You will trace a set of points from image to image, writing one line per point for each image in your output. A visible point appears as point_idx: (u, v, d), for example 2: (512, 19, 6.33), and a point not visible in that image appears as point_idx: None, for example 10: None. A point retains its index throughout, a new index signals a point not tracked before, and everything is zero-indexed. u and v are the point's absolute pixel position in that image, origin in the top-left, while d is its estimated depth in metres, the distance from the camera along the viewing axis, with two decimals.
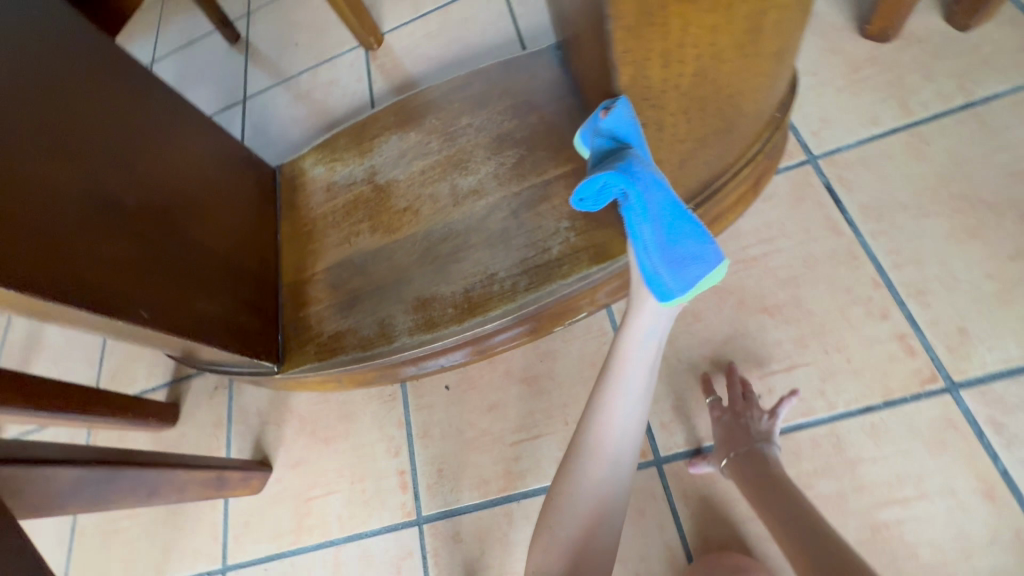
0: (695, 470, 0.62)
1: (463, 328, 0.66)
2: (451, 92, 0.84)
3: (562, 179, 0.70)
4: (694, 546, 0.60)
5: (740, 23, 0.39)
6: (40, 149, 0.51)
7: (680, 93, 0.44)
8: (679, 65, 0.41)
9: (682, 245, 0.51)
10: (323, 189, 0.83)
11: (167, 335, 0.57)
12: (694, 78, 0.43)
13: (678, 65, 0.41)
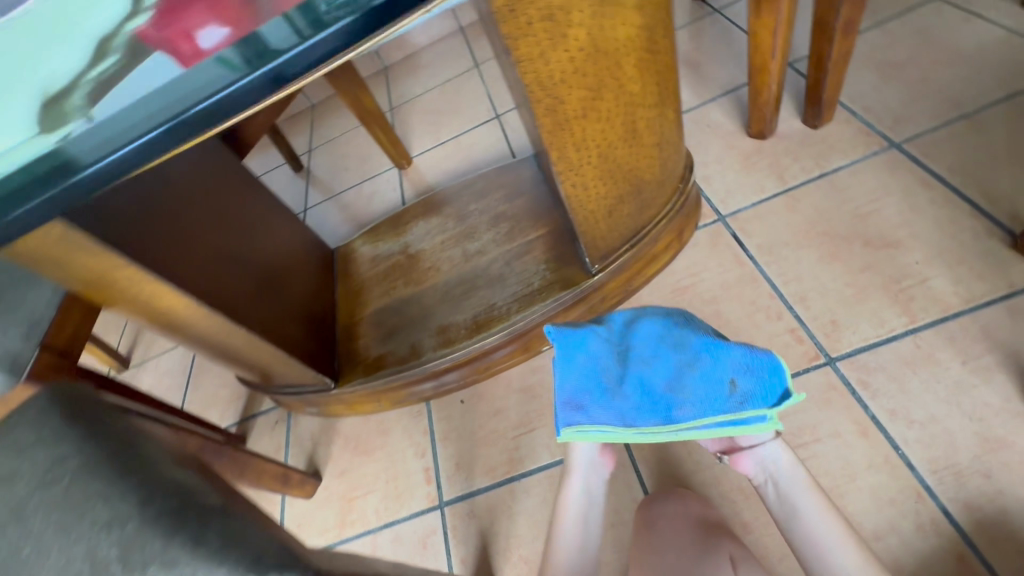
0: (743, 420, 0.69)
1: (472, 342, 0.91)
2: (462, 190, 1.17)
3: (540, 238, 0.99)
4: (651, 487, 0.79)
5: (614, 128, 0.70)
6: (204, 225, 0.82)
7: (594, 171, 0.74)
8: (587, 152, 0.70)
9: (582, 397, 0.68)
10: (370, 260, 1.14)
11: (266, 345, 0.83)
12: (599, 160, 0.73)
13: (586, 152, 0.70)
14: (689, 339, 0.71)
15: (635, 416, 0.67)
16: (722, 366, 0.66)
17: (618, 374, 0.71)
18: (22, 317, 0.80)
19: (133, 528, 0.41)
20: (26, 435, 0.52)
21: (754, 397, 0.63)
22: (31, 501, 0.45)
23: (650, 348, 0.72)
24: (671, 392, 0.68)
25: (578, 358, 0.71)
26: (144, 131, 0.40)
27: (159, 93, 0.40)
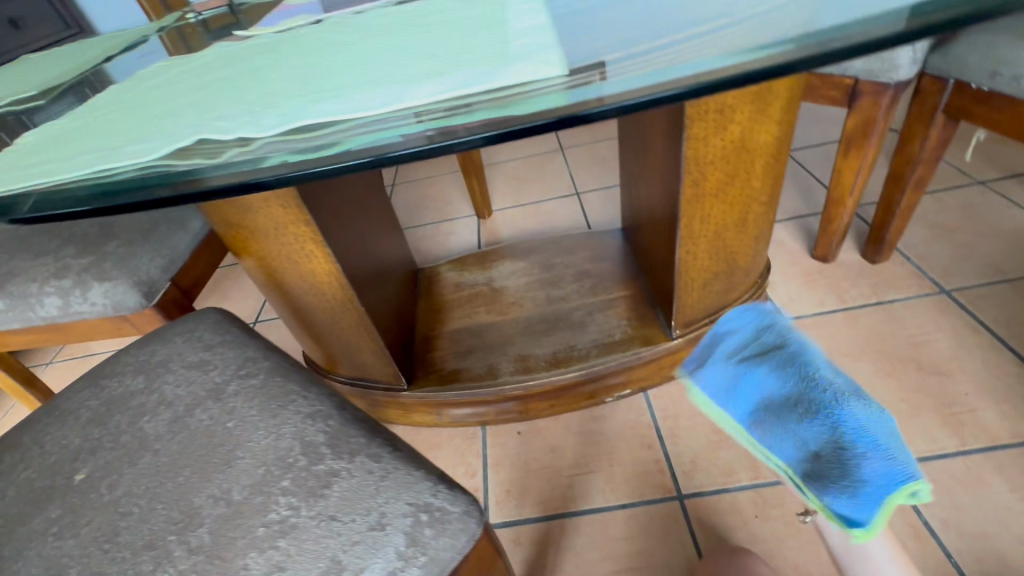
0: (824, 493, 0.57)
1: (550, 374, 0.97)
2: (549, 243, 1.28)
3: (623, 298, 1.08)
4: (703, 545, 0.82)
5: (733, 212, 0.82)
6: (354, 212, 0.92)
7: (706, 245, 0.85)
8: (707, 227, 0.82)
9: (708, 346, 0.59)
10: (454, 285, 1.22)
11: (371, 329, 0.90)
12: (713, 236, 0.84)
13: (707, 226, 0.82)
14: (848, 388, 0.47)
15: (722, 395, 0.52)
16: (833, 435, 0.44)
17: (751, 351, 0.53)
18: (163, 249, 0.85)
19: (337, 424, 0.46)
20: (212, 336, 0.58)
21: (824, 488, 0.43)
22: (231, 386, 0.50)
23: (802, 359, 0.50)
24: (765, 405, 0.49)
25: (733, 316, 0.59)
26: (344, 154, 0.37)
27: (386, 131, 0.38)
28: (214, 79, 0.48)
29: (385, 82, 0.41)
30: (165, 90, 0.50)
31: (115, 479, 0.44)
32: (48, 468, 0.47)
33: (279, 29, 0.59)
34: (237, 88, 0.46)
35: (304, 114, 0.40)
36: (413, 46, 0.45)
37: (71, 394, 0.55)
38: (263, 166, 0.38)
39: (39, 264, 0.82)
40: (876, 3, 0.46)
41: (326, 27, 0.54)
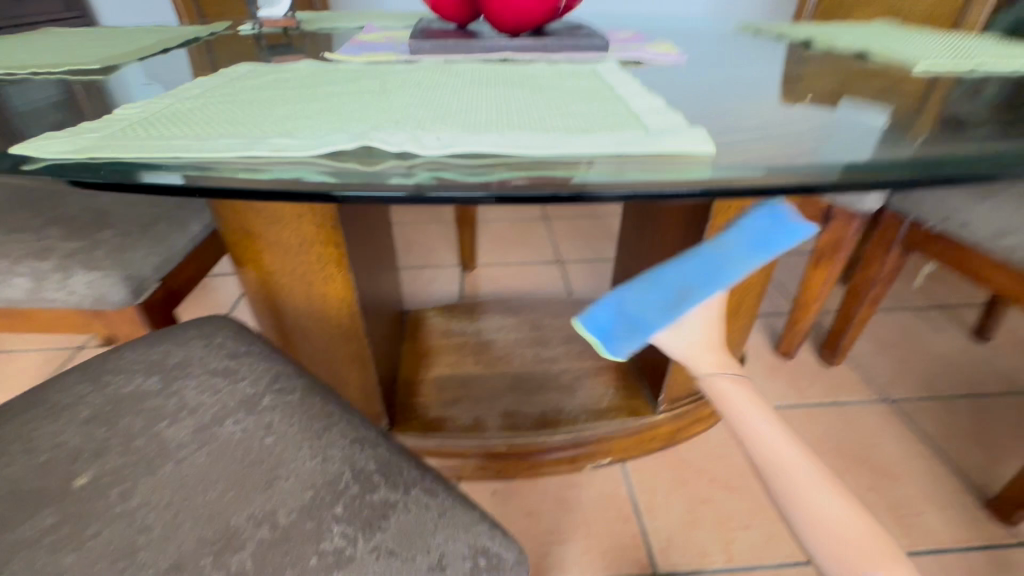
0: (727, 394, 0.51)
1: (538, 434, 0.96)
2: (538, 304, 1.31)
3: (610, 366, 1.11)
4: None
5: (732, 301, 0.89)
6: (369, 243, 0.91)
7: None
8: None
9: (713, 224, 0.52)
10: (441, 331, 1.21)
11: (368, 362, 0.87)
12: None
13: None
14: (678, 289, 0.45)
15: None
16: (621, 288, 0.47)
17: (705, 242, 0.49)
18: (160, 247, 0.79)
19: (386, 452, 0.43)
20: (237, 344, 0.54)
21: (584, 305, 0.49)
22: (265, 400, 0.47)
23: (693, 261, 0.46)
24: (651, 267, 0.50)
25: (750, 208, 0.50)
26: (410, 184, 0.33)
27: (469, 171, 0.35)
28: (313, 94, 0.46)
29: (508, 127, 0.39)
30: (252, 92, 0.46)
31: (129, 488, 0.39)
32: (39, 467, 0.40)
33: (369, 61, 0.60)
34: (342, 105, 0.43)
35: (413, 139, 0.37)
36: (534, 102, 0.45)
37: (64, 385, 0.48)
38: (356, 178, 0.34)
39: (16, 241, 0.74)
40: (920, 123, 0.53)
41: (430, 73, 0.54)
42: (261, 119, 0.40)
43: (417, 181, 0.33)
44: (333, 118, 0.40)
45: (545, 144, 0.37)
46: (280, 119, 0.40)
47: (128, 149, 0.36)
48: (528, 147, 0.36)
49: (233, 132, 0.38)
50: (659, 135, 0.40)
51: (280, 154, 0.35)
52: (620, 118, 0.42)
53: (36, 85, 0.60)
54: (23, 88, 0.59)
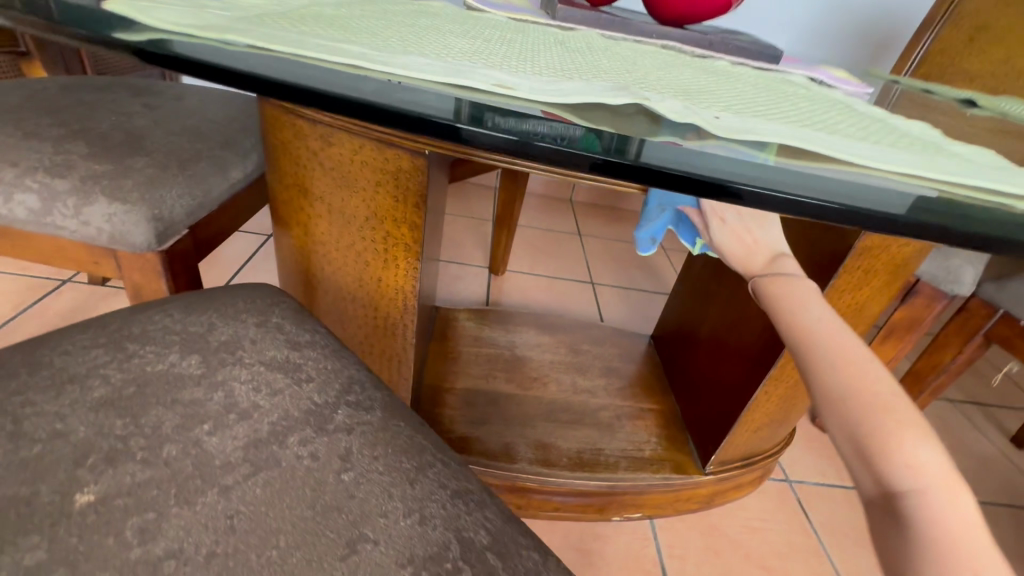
0: (780, 285, 0.43)
1: (573, 476, 0.84)
2: (577, 326, 1.20)
3: (652, 410, 1.00)
4: None
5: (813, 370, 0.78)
6: (434, 230, 0.78)
7: (773, 394, 0.79)
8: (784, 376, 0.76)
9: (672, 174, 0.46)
10: (472, 338, 1.10)
11: (406, 362, 0.74)
12: (784, 388, 0.78)
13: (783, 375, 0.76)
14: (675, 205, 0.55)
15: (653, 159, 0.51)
16: None
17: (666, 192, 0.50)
18: (196, 188, 0.67)
19: (495, 520, 0.32)
20: (297, 330, 0.43)
21: None
22: (337, 416, 0.35)
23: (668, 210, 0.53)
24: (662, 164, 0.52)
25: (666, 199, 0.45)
26: (618, 149, 0.25)
27: (697, 153, 0.27)
28: (483, 32, 0.36)
29: (729, 110, 0.30)
30: (408, 15, 0.37)
31: (154, 521, 0.27)
32: (26, 467, 0.29)
33: (512, 18, 0.48)
34: (521, 46, 0.34)
35: (583, 88, 0.28)
36: (763, 96, 0.35)
37: (73, 348, 0.37)
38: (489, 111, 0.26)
39: (27, 152, 0.62)
40: None
41: (614, 44, 0.43)
42: (429, 37, 0.31)
43: (554, 132, 0.26)
44: (520, 54, 0.31)
45: (744, 129, 0.29)
46: (452, 39, 0.32)
47: (273, 42, 0.28)
48: (719, 127, 0.28)
49: (395, 42, 0.30)
50: (902, 157, 0.31)
51: (456, 83, 0.27)
52: (864, 131, 0.33)
53: None
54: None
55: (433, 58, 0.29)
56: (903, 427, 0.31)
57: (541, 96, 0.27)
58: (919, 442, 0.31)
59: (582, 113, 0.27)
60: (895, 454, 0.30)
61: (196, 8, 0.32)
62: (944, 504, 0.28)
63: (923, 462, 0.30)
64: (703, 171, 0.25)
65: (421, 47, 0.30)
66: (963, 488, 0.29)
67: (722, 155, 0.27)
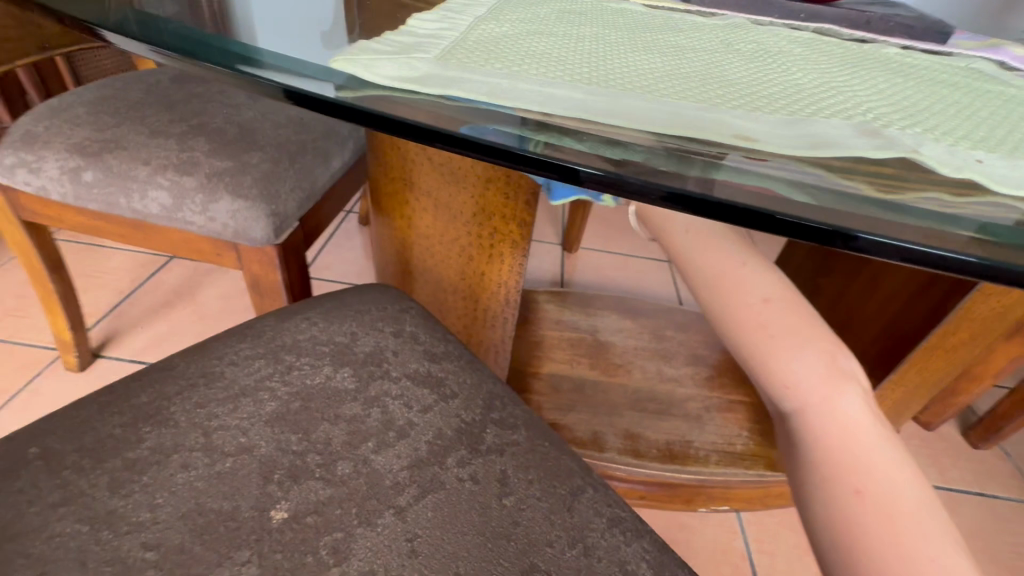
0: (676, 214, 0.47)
1: (662, 468, 0.84)
2: (659, 310, 1.17)
3: (742, 402, 0.97)
4: None
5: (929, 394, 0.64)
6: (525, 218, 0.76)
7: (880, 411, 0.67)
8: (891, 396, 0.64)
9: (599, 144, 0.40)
10: (553, 321, 1.10)
11: (505, 351, 0.75)
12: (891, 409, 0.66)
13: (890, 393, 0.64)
14: None
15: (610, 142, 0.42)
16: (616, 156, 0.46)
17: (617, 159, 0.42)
18: (305, 180, 0.68)
19: (651, 551, 0.32)
20: (431, 339, 0.43)
21: None
22: (487, 436, 0.36)
23: None
24: None
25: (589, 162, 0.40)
26: (885, 226, 0.22)
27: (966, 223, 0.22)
28: (659, 44, 0.32)
29: (973, 147, 0.26)
30: (568, 26, 0.34)
31: (343, 541, 0.29)
32: (224, 481, 0.31)
33: (647, 6, 0.44)
34: (722, 68, 0.30)
35: (837, 138, 0.24)
36: (997, 113, 0.30)
37: (237, 358, 0.38)
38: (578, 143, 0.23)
39: (157, 149, 0.66)
40: None
41: (782, 39, 0.38)
42: (628, 69, 0.28)
43: (817, 206, 0.22)
44: (722, 81, 0.27)
45: (1012, 179, 0.24)
46: (643, 66, 0.28)
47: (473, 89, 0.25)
48: (1004, 182, 0.24)
49: (592, 80, 0.26)
50: None
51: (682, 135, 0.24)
52: None
53: None
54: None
55: (656, 101, 0.25)
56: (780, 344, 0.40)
57: (780, 150, 0.24)
58: (794, 358, 0.39)
59: (833, 171, 0.23)
60: (782, 380, 0.39)
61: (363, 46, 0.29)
62: (820, 410, 0.37)
63: (799, 379, 0.38)
64: (986, 251, 0.21)
65: (634, 88, 0.26)
66: (835, 390, 0.37)
67: (996, 223, 0.22)
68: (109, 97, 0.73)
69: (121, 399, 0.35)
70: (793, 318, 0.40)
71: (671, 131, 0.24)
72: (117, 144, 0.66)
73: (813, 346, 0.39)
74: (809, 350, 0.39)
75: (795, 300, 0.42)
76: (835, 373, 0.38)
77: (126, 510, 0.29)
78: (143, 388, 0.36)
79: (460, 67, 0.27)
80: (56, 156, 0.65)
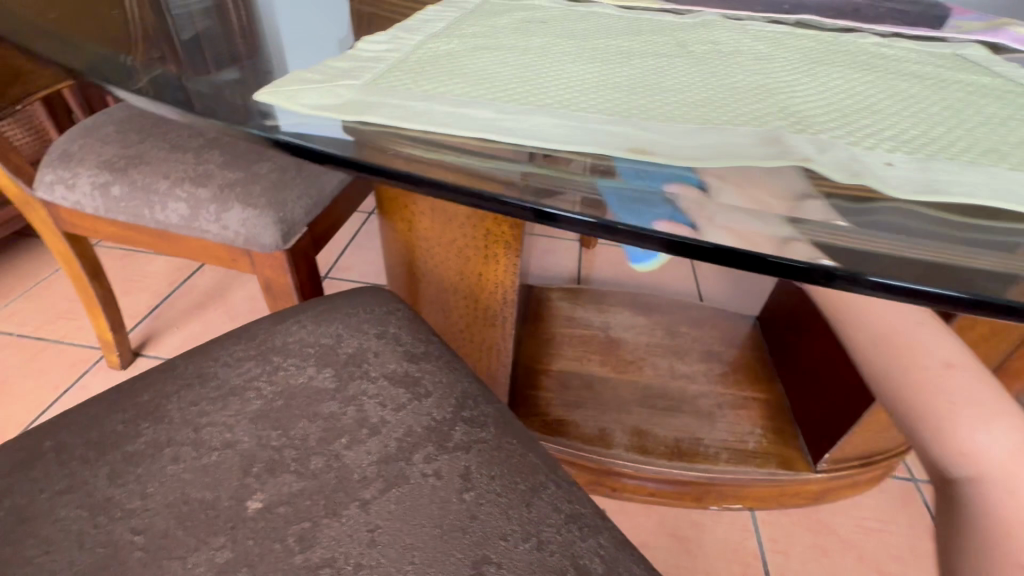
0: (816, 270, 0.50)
1: (670, 465, 0.84)
2: (674, 306, 1.15)
3: (757, 400, 0.95)
4: None
5: None
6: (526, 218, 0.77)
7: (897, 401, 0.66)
8: None
9: None
10: (565, 318, 1.10)
11: (506, 350, 0.76)
12: None
13: None
14: None
15: None
16: None
17: None
18: (312, 187, 0.71)
19: (605, 548, 0.33)
20: (413, 340, 0.45)
21: None
22: (456, 433, 0.37)
23: None
24: None
25: None
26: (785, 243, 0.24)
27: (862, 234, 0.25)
28: (601, 50, 0.36)
29: (869, 149, 0.28)
30: (519, 38, 0.37)
31: (309, 530, 0.31)
32: (208, 472, 0.34)
33: (619, 7, 0.44)
34: (648, 79, 0.33)
35: (732, 147, 0.28)
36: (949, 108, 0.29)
37: (230, 359, 0.41)
38: (560, 185, 0.27)
39: (176, 163, 0.70)
40: None
41: (745, 37, 0.39)
42: (566, 87, 0.32)
43: (726, 228, 0.25)
44: (653, 98, 0.31)
45: (907, 184, 0.26)
46: (583, 86, 0.32)
47: (423, 120, 0.29)
48: (898, 188, 0.26)
49: (534, 104, 0.30)
50: None
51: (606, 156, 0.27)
52: None
53: (236, 20, 0.55)
54: (216, 31, 0.53)
55: (571, 118, 0.29)
56: (963, 411, 0.36)
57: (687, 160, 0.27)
58: (978, 430, 0.35)
59: (743, 185, 0.26)
60: (953, 446, 0.35)
61: (331, 80, 0.33)
62: (994, 488, 0.33)
63: (976, 449, 0.34)
64: (875, 259, 0.24)
65: (554, 105, 0.30)
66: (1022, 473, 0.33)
67: (888, 231, 0.25)
68: (135, 115, 0.78)
69: (125, 397, 0.38)
70: (981, 388, 0.37)
71: (580, 149, 0.27)
72: (141, 159, 0.71)
73: (1004, 422, 0.35)
74: (1000, 425, 0.35)
75: (985, 373, 0.38)
76: None
77: (121, 497, 0.32)
78: (144, 387, 0.39)
79: (417, 95, 0.31)
80: (88, 172, 0.71)
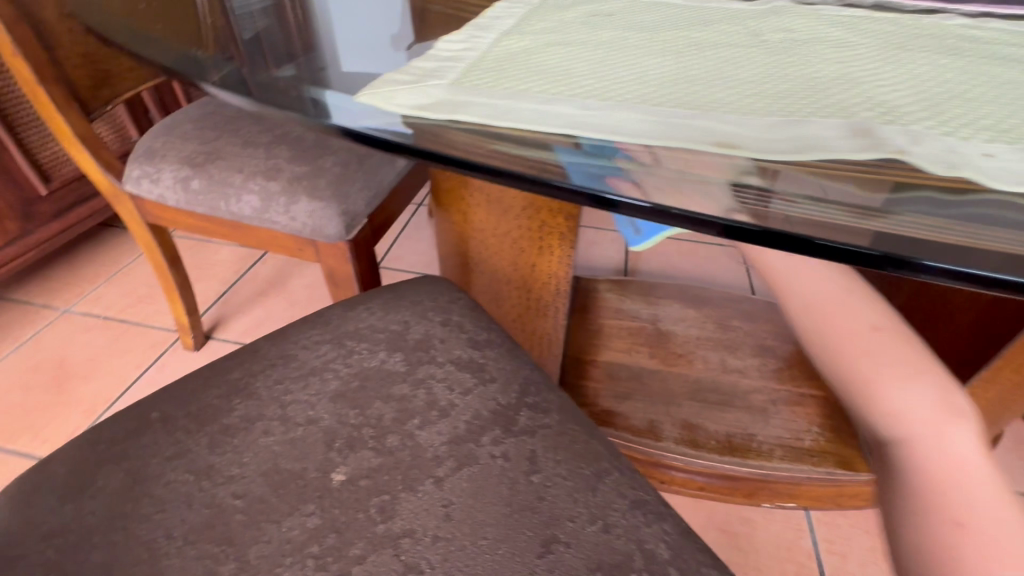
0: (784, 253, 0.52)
1: (721, 459, 0.82)
2: (726, 299, 1.13)
3: (814, 397, 0.92)
4: None
5: None
6: None
7: None
8: None
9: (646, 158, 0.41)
10: (613, 309, 1.10)
11: (556, 338, 0.77)
12: None
13: None
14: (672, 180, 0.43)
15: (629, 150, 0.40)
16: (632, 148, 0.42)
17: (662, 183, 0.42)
18: (372, 180, 0.74)
19: (670, 535, 0.33)
20: (475, 328, 0.46)
21: None
22: (521, 418, 0.39)
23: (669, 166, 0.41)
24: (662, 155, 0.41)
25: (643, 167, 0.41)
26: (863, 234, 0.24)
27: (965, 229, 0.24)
28: (674, 42, 0.36)
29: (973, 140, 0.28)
30: (588, 31, 0.38)
31: (390, 502, 0.34)
32: (295, 446, 0.37)
33: None
34: (722, 70, 0.33)
35: (818, 139, 0.27)
36: None
37: (308, 343, 0.44)
38: (627, 173, 0.27)
39: (248, 159, 0.75)
40: None
41: (821, 22, 0.38)
42: (645, 82, 0.32)
43: (804, 219, 0.24)
44: (733, 90, 0.31)
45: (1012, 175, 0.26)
46: (661, 80, 0.32)
47: (507, 116, 0.30)
48: (998, 178, 0.26)
49: (615, 99, 0.31)
50: None
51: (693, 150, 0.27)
52: None
53: (301, 17, 0.58)
54: (281, 27, 0.56)
55: (653, 113, 0.30)
56: (887, 373, 0.42)
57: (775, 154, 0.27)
58: (902, 388, 0.41)
59: (826, 177, 0.26)
60: (884, 406, 0.41)
61: (416, 79, 0.35)
62: (920, 439, 0.38)
63: (904, 407, 0.40)
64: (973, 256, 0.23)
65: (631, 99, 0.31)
66: (940, 421, 0.39)
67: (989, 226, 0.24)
68: (210, 113, 0.83)
69: (217, 374, 0.42)
70: (901, 352, 0.43)
71: (666, 143, 0.28)
72: (217, 155, 0.76)
73: (924, 381, 0.41)
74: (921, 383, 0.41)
75: (906, 337, 0.45)
76: (947, 408, 0.39)
77: (221, 465, 0.36)
78: (233, 366, 0.43)
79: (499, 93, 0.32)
80: (171, 167, 0.76)
